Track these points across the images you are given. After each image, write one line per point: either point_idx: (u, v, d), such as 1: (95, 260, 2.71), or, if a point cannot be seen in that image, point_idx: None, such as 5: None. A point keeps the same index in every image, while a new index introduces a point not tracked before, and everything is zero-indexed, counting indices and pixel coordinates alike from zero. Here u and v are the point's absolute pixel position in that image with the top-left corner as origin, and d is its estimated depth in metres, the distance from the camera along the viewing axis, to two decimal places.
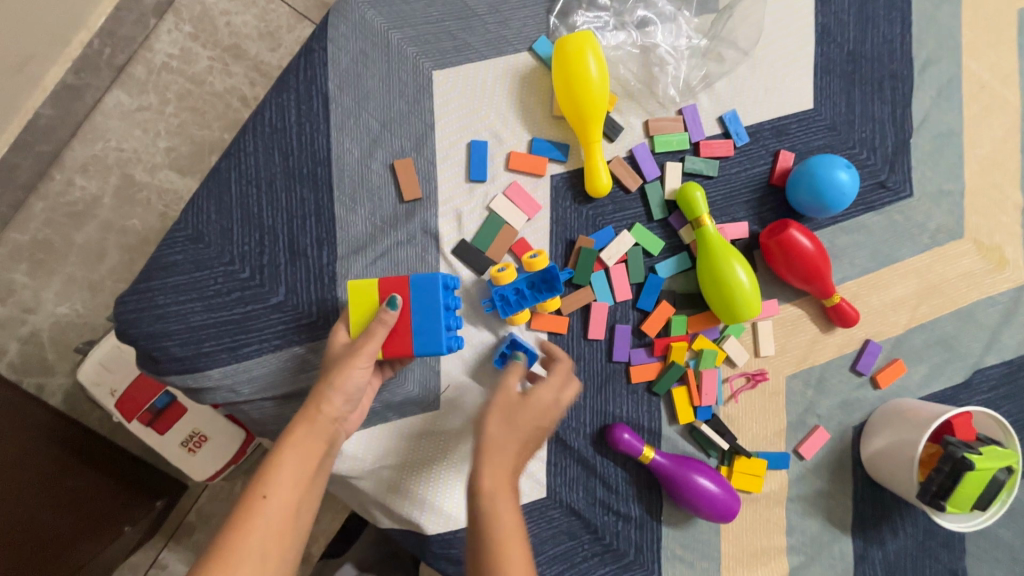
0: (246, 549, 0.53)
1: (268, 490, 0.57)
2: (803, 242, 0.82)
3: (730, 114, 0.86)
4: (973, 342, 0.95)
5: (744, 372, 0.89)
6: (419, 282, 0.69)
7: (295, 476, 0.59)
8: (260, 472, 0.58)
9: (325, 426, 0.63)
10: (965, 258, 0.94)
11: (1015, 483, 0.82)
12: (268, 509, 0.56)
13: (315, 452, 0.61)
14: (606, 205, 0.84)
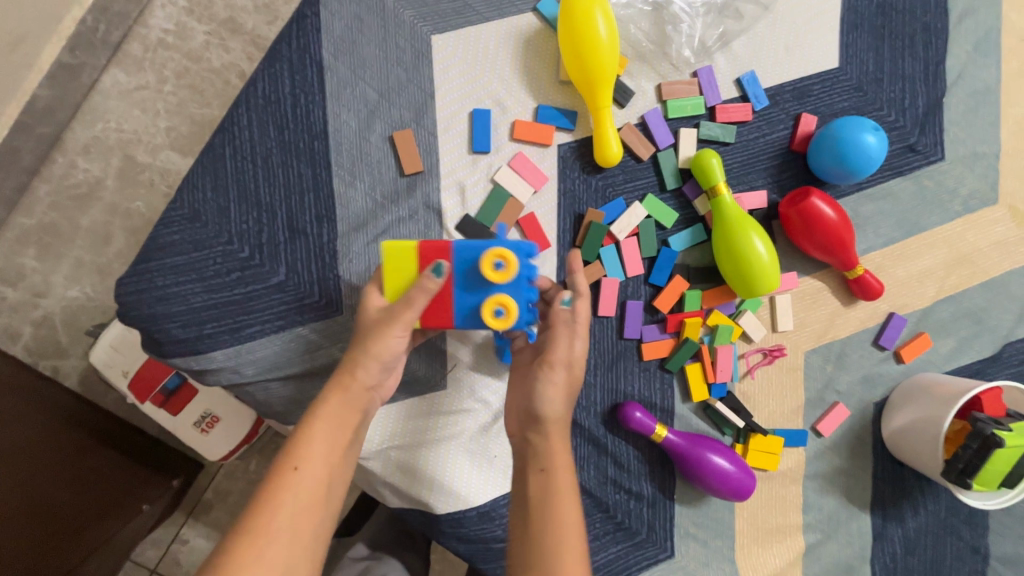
0: (276, 518, 0.54)
1: (300, 463, 0.57)
2: (825, 211, 0.78)
3: (748, 75, 0.81)
4: (1003, 315, 0.91)
5: (761, 348, 0.85)
6: (465, 247, 0.65)
7: (327, 449, 0.59)
8: (294, 442, 0.58)
9: (358, 399, 0.62)
10: (999, 226, 0.89)
11: None
12: (298, 484, 0.56)
13: (346, 425, 0.61)
14: (617, 175, 0.80)
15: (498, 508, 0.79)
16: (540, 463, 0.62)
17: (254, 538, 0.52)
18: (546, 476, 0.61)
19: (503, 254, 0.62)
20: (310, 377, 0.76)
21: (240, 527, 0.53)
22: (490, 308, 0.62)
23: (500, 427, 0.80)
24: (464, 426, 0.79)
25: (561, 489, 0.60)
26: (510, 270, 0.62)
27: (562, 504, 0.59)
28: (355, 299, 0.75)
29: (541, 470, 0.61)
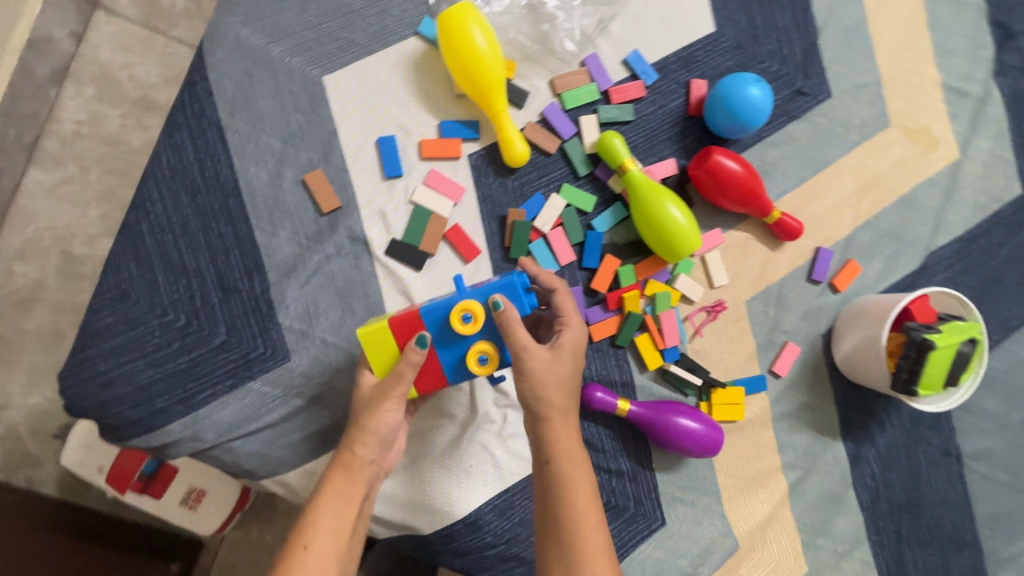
0: None
1: (308, 541, 0.58)
2: (729, 164, 0.82)
3: (632, 55, 0.85)
4: (920, 228, 0.97)
5: (703, 307, 0.89)
6: (430, 309, 0.65)
7: (335, 526, 0.60)
8: (303, 520, 0.60)
9: (360, 470, 0.63)
10: (896, 146, 0.95)
11: (982, 354, 0.83)
12: (309, 564, 0.57)
13: (351, 496, 0.62)
14: (530, 172, 0.83)
15: (484, 517, 0.80)
16: (545, 456, 0.64)
17: None
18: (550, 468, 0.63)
19: (469, 308, 0.63)
20: (271, 430, 0.75)
21: None
22: (473, 358, 0.65)
23: (470, 437, 0.81)
24: (436, 443, 0.80)
25: (568, 478, 0.63)
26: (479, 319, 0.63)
27: (574, 493, 0.63)
28: (301, 343, 0.76)
29: (548, 461, 0.64)
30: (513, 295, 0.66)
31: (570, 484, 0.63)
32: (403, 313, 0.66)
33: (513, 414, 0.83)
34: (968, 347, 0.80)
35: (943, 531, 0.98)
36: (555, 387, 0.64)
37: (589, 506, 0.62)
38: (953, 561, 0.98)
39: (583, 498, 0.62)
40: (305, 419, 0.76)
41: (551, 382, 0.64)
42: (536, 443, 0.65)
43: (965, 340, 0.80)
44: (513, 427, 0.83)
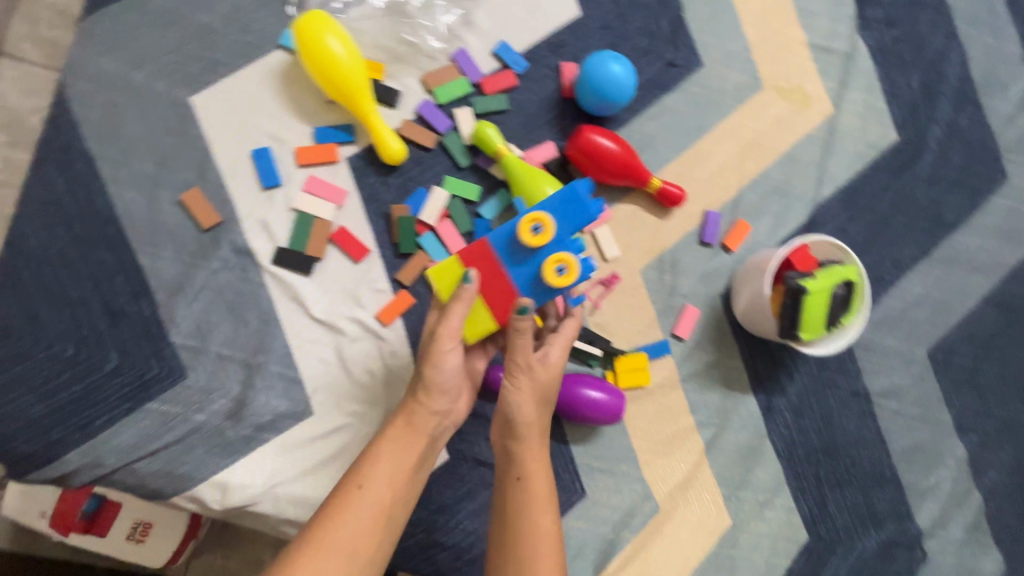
0: (340, 535, 0.59)
1: (363, 482, 0.63)
2: (602, 142, 0.86)
3: (499, 46, 0.88)
4: (804, 182, 1.01)
5: (598, 281, 0.92)
6: (499, 235, 0.65)
7: (391, 471, 0.64)
8: (362, 464, 0.64)
9: (426, 420, 0.67)
10: (772, 106, 0.99)
11: (863, 294, 0.87)
12: (365, 503, 0.62)
13: (408, 446, 0.66)
14: (412, 168, 0.85)
15: None
16: (516, 471, 0.67)
17: (315, 549, 0.58)
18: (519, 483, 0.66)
19: (538, 218, 0.63)
20: (174, 448, 0.76)
21: (304, 543, 0.58)
22: (552, 267, 0.63)
23: None
24: (346, 442, 0.82)
25: (535, 497, 0.65)
26: (546, 232, 0.63)
27: (537, 511, 0.65)
28: (196, 359, 0.77)
29: (519, 478, 0.67)
30: (573, 203, 0.63)
31: (535, 497, 0.65)
32: (473, 245, 0.67)
33: None
34: (845, 289, 0.84)
35: (861, 469, 1.01)
36: (531, 403, 0.67)
37: (548, 524, 0.65)
38: (874, 498, 1.02)
39: (543, 514, 0.65)
40: (207, 434, 0.77)
41: (537, 397, 0.68)
42: (505, 458, 0.68)
43: (841, 283, 0.83)
44: None
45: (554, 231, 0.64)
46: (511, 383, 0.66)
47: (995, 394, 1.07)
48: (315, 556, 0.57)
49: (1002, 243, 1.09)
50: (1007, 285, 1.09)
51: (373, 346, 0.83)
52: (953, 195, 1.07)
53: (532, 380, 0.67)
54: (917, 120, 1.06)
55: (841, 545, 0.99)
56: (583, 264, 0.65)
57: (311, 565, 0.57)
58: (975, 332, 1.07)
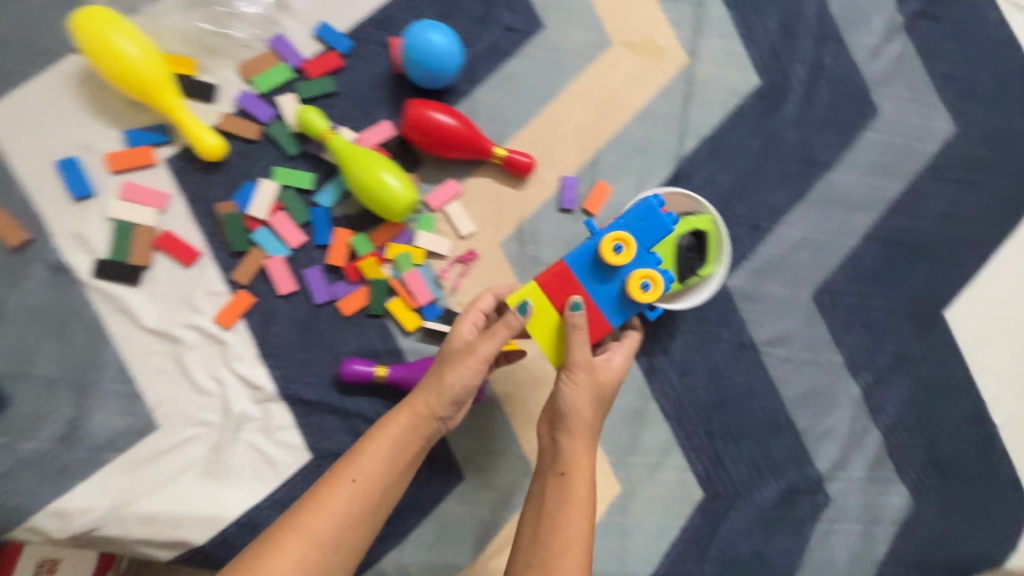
0: (319, 520, 0.60)
1: (356, 476, 0.63)
2: (433, 116, 0.83)
3: (318, 27, 0.84)
4: (667, 136, 0.98)
5: (455, 260, 0.89)
6: (577, 255, 0.75)
7: (380, 463, 0.65)
8: (353, 454, 0.65)
9: (426, 424, 0.67)
10: (623, 61, 0.96)
11: (718, 244, 0.86)
12: (356, 496, 0.62)
13: (408, 437, 0.66)
14: (238, 163, 0.82)
15: (260, 513, 0.80)
16: (560, 467, 0.69)
17: (293, 531, 0.59)
18: (562, 480, 0.68)
19: (620, 237, 0.73)
20: (7, 477, 0.74)
21: (283, 523, 0.60)
22: (637, 282, 0.73)
23: (232, 438, 0.80)
24: (196, 453, 0.79)
25: (573, 499, 0.67)
26: (627, 249, 0.73)
27: (569, 509, 0.66)
28: (23, 383, 0.75)
29: (562, 474, 0.69)
30: (649, 214, 0.74)
31: (570, 496, 0.67)
32: (550, 271, 0.75)
33: (275, 406, 0.82)
34: (691, 240, 0.83)
35: (754, 420, 1.00)
36: (583, 404, 0.70)
37: (581, 522, 0.66)
38: (771, 447, 1.00)
39: (575, 515, 0.66)
40: (40, 461, 0.75)
41: (593, 399, 0.70)
42: (554, 455, 0.70)
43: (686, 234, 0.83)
44: (278, 419, 0.82)
45: (637, 250, 0.74)
46: (565, 384, 0.70)
47: (885, 329, 1.07)
48: (285, 535, 0.59)
49: (881, 177, 1.08)
50: (890, 219, 1.08)
51: (215, 351, 0.81)
52: (824, 134, 1.05)
53: (590, 376, 0.70)
54: (779, 62, 1.03)
55: (740, 498, 0.97)
56: (663, 277, 0.74)
57: (291, 543, 0.58)
58: (860, 270, 1.06)
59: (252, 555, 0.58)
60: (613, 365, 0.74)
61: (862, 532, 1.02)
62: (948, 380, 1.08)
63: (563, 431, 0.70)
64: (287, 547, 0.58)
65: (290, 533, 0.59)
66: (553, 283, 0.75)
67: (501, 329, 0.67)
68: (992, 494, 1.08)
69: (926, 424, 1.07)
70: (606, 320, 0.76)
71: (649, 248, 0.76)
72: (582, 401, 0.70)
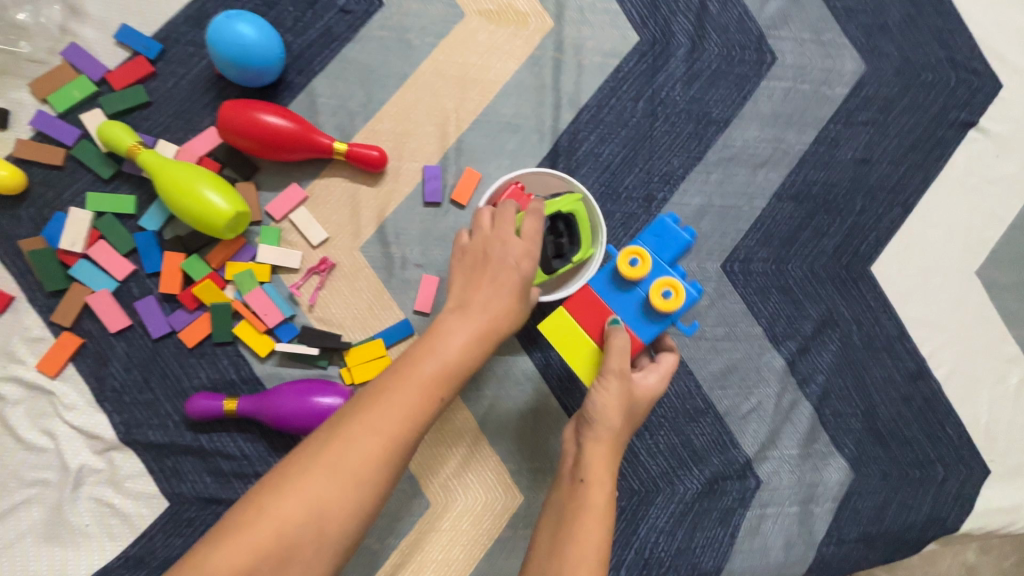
0: (385, 424, 0.50)
1: (438, 391, 0.53)
2: (256, 116, 0.74)
3: (119, 31, 0.76)
4: (539, 109, 0.90)
5: (310, 271, 0.80)
6: (600, 279, 0.71)
7: (453, 377, 0.55)
8: (439, 352, 0.55)
9: (484, 344, 0.58)
10: (480, 33, 0.88)
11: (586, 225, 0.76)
12: (427, 405, 0.52)
13: (480, 350, 0.57)
14: (46, 193, 0.75)
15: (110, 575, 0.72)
16: (580, 472, 0.61)
17: (346, 438, 0.49)
18: (582, 487, 0.60)
19: (636, 252, 0.69)
20: None
21: (348, 422, 0.50)
22: (658, 292, 0.68)
23: (70, 497, 0.73)
24: (33, 516, 0.72)
25: (592, 506, 0.58)
26: (645, 261, 0.68)
27: (590, 514, 0.58)
28: None
29: (582, 481, 0.60)
30: (667, 230, 0.70)
31: (593, 504, 0.59)
32: (575, 295, 0.72)
33: (119, 454, 0.75)
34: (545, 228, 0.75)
35: (669, 408, 0.92)
36: (614, 410, 0.62)
37: (602, 535, 0.57)
38: (691, 434, 0.92)
39: (596, 524, 0.57)
40: None
41: (624, 410, 0.63)
42: (576, 458, 0.63)
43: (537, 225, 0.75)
44: (125, 468, 0.75)
45: (653, 262, 0.69)
46: (601, 384, 0.63)
47: (806, 293, 0.98)
48: (344, 443, 0.49)
49: (785, 129, 0.99)
50: (799, 173, 0.99)
51: (42, 403, 0.73)
52: (717, 89, 0.97)
53: (624, 387, 0.63)
54: (658, 15, 0.95)
55: (660, 493, 0.90)
56: (687, 288, 0.69)
57: (348, 447, 0.48)
58: (772, 232, 0.97)
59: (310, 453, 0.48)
60: (650, 378, 0.67)
61: (798, 513, 0.94)
62: (880, 338, 1.00)
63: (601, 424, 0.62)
64: (347, 450, 0.48)
65: (352, 441, 0.49)
66: (581, 307, 0.71)
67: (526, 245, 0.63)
68: (939, 454, 1.00)
69: (860, 388, 0.99)
70: (637, 334, 0.70)
71: (672, 261, 0.71)
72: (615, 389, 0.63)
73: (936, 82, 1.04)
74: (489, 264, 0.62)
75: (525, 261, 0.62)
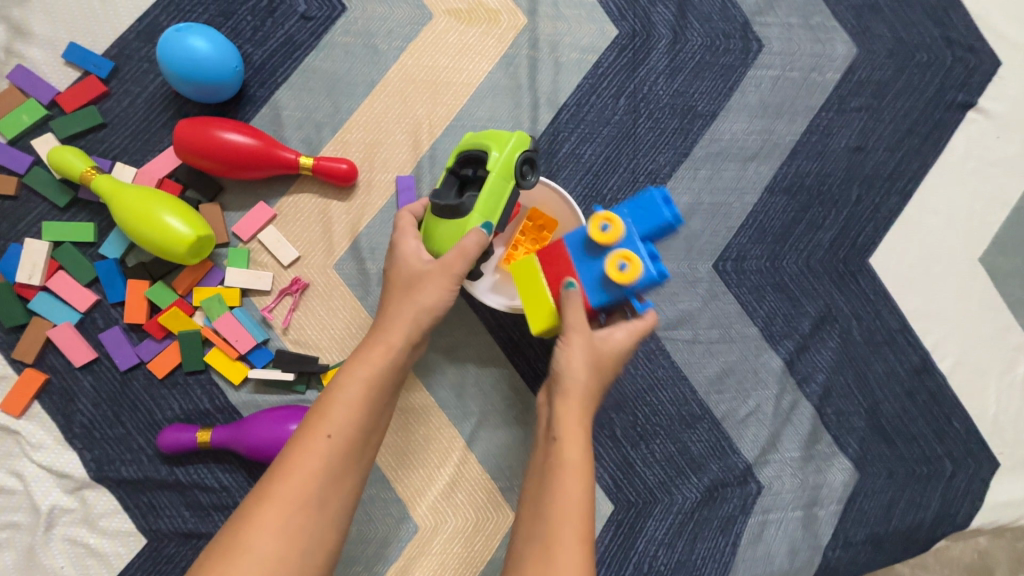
0: (287, 489, 0.47)
1: (332, 428, 0.50)
2: (218, 134, 0.71)
3: (67, 49, 0.73)
4: (516, 110, 0.86)
5: (282, 292, 0.77)
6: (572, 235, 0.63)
7: (358, 410, 0.51)
8: (339, 390, 0.52)
9: (385, 364, 0.54)
10: (450, 34, 0.84)
11: (495, 143, 0.62)
12: (331, 456, 0.49)
13: (379, 372, 0.53)
14: (1, 224, 0.72)
15: None
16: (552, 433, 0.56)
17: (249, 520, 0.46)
18: (554, 445, 0.55)
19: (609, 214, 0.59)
20: None
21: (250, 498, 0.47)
22: (612, 263, 0.58)
23: (42, 540, 0.70)
24: (5, 561, 0.69)
25: (567, 464, 0.53)
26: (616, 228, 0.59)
27: (563, 471, 0.53)
28: None
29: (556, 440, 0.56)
30: (654, 202, 0.60)
31: (562, 460, 0.54)
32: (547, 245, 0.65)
33: (92, 493, 0.72)
34: (462, 168, 0.63)
35: (664, 415, 0.89)
36: (574, 363, 0.58)
37: (580, 487, 0.52)
38: (688, 441, 0.89)
39: (572, 478, 0.52)
40: None
41: (593, 362, 0.60)
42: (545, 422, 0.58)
43: (450, 171, 0.63)
44: (99, 507, 0.72)
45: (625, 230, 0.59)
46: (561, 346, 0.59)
47: (802, 289, 0.94)
48: (248, 522, 0.45)
49: (774, 118, 0.95)
50: (791, 164, 0.95)
51: (8, 443, 0.71)
52: (701, 80, 0.92)
53: (587, 342, 0.59)
54: (636, 6, 0.91)
55: (658, 504, 0.87)
56: (650, 269, 0.59)
57: (251, 528, 0.45)
58: (765, 227, 0.94)
59: (220, 539, 0.45)
60: (613, 340, 0.62)
61: (803, 517, 0.91)
62: (881, 332, 0.97)
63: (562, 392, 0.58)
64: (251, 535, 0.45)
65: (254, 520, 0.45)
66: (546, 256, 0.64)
67: (455, 250, 0.58)
68: (947, 450, 0.97)
69: (862, 385, 0.95)
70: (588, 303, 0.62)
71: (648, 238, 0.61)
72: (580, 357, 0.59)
73: (931, 62, 1.00)
74: (393, 293, 0.59)
75: (456, 263, 0.58)
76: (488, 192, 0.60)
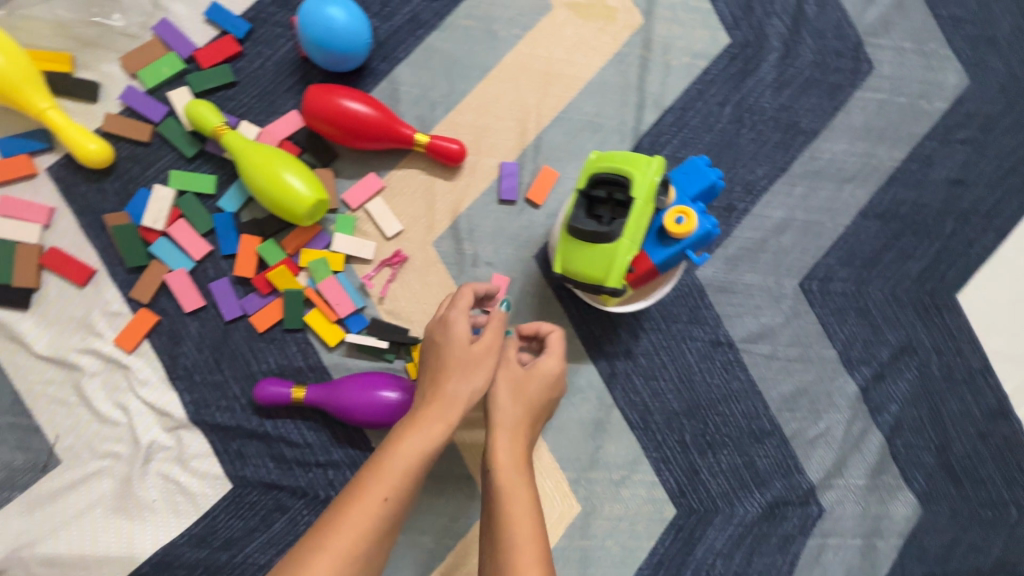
0: (337, 543, 0.49)
1: (388, 493, 0.53)
2: (346, 107, 0.73)
3: (209, 9, 0.76)
4: (623, 108, 0.86)
5: (382, 263, 0.79)
6: None
7: (405, 475, 0.54)
8: (392, 452, 0.55)
9: (439, 435, 0.58)
10: (567, 27, 0.85)
11: (630, 165, 0.65)
12: (382, 519, 0.52)
13: (434, 449, 0.57)
14: (132, 168, 0.75)
15: (174, 551, 0.73)
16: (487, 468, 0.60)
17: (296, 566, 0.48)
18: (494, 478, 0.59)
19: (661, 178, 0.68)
20: None
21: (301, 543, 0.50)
22: (669, 216, 0.65)
23: (137, 472, 0.73)
24: (102, 488, 0.73)
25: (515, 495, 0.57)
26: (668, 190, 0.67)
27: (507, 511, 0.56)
28: None
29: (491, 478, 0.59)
30: (697, 169, 0.69)
31: (506, 496, 0.57)
32: None
33: (187, 433, 0.75)
34: (594, 190, 0.65)
35: (733, 427, 0.89)
36: (512, 404, 0.63)
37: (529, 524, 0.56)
38: (754, 456, 0.89)
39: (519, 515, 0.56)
40: None
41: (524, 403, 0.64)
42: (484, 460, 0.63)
43: (581, 193, 0.66)
44: (192, 448, 0.75)
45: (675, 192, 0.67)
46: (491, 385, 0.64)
47: (885, 317, 0.93)
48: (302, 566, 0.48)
49: (876, 142, 0.94)
50: (888, 190, 0.94)
51: (117, 377, 0.74)
52: (808, 97, 0.92)
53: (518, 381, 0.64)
54: (752, 17, 0.91)
55: (719, 514, 0.87)
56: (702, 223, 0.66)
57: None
58: (855, 251, 0.93)
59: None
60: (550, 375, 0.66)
61: (861, 546, 0.90)
62: (960, 371, 0.95)
63: (489, 441, 0.61)
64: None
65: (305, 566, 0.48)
66: None
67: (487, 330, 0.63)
68: (1014, 497, 0.95)
69: (935, 422, 0.94)
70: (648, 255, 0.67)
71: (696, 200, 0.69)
72: (515, 404, 0.63)
73: None
74: (444, 365, 0.61)
75: (495, 343, 0.62)
76: (634, 215, 0.64)
